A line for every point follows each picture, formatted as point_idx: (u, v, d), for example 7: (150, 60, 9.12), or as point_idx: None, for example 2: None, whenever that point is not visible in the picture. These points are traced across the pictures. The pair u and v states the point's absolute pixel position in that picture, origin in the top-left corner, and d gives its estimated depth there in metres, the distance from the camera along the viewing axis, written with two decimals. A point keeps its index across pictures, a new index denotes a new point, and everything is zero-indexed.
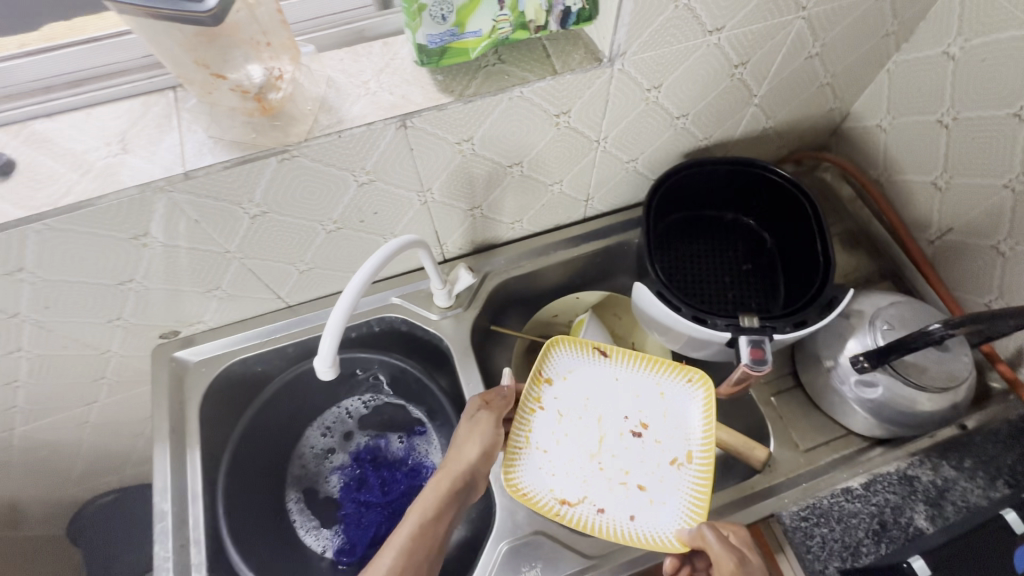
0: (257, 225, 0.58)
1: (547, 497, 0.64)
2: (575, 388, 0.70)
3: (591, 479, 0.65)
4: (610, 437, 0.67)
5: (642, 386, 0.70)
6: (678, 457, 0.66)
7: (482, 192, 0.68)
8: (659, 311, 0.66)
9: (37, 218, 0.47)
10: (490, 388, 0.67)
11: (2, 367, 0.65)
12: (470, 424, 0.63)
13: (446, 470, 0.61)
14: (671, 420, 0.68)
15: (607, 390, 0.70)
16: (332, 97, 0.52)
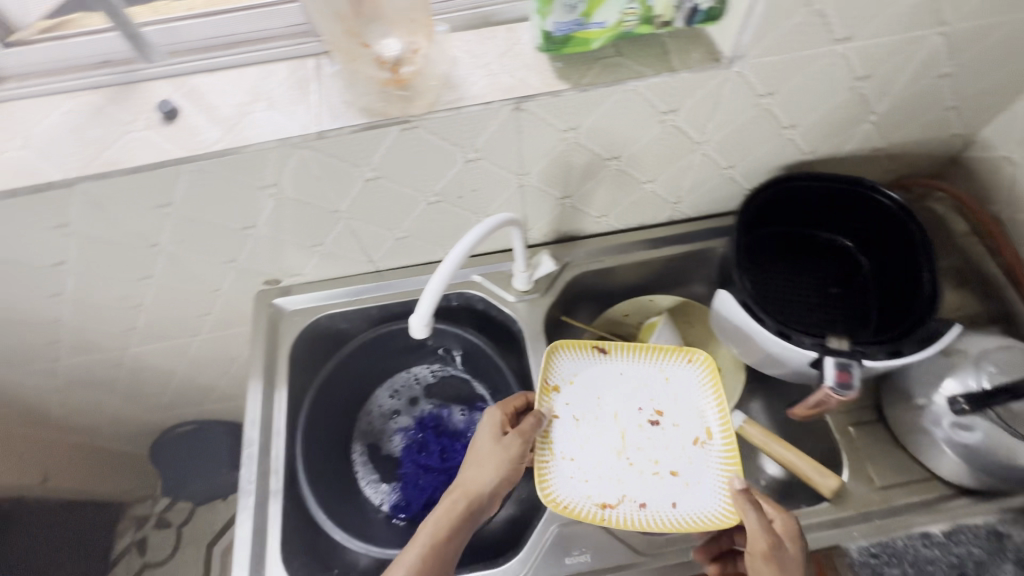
0: (369, 189, 0.62)
1: (586, 504, 0.63)
2: (586, 392, 0.70)
3: (625, 476, 0.65)
4: (631, 436, 0.67)
5: (646, 376, 0.71)
6: (699, 437, 0.67)
7: (576, 182, 0.69)
8: (742, 322, 0.65)
9: (192, 159, 0.53)
10: (509, 403, 0.68)
11: (132, 291, 0.73)
12: (495, 445, 0.64)
13: (468, 490, 0.62)
14: (681, 407, 0.69)
15: (612, 390, 0.71)
16: (456, 75, 0.55)
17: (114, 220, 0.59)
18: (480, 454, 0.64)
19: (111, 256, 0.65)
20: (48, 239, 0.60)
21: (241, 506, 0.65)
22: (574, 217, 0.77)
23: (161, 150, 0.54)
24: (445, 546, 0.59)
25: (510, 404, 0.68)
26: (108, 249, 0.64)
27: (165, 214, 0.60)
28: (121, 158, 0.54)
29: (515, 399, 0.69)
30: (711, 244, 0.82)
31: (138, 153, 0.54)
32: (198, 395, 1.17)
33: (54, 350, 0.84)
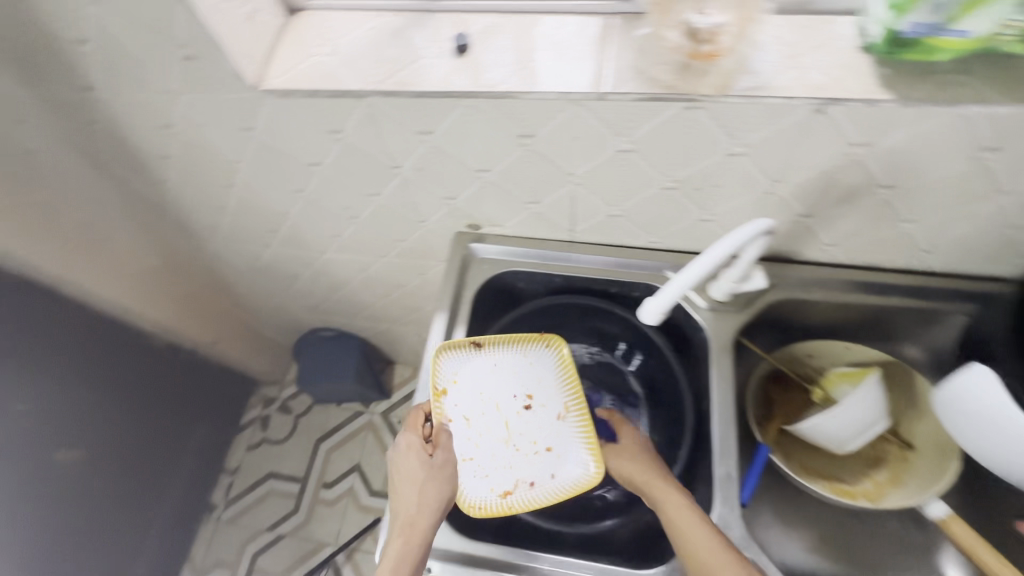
0: (615, 160, 0.60)
1: (490, 500, 0.68)
2: (463, 384, 0.73)
3: (513, 462, 0.71)
4: (480, 404, 0.73)
5: (513, 363, 0.74)
6: (551, 408, 0.73)
7: (827, 203, 0.63)
8: (987, 412, 0.56)
9: (472, 95, 0.55)
10: (416, 425, 0.69)
11: (356, 203, 0.79)
12: (428, 471, 0.65)
13: (413, 524, 0.62)
14: (528, 384, 0.74)
15: (476, 368, 0.73)
16: (759, 61, 0.51)
17: (377, 138, 0.64)
18: (408, 481, 0.65)
19: (356, 169, 0.70)
20: (318, 142, 0.66)
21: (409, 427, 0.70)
22: (802, 239, 0.70)
23: (447, 80, 0.56)
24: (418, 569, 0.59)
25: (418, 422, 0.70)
26: (357, 163, 0.69)
27: (422, 142, 0.63)
28: (411, 81, 0.56)
29: (416, 415, 0.70)
30: (949, 306, 0.72)
31: (426, 80, 0.56)
32: (352, 308, 1.28)
33: (269, 237, 0.94)
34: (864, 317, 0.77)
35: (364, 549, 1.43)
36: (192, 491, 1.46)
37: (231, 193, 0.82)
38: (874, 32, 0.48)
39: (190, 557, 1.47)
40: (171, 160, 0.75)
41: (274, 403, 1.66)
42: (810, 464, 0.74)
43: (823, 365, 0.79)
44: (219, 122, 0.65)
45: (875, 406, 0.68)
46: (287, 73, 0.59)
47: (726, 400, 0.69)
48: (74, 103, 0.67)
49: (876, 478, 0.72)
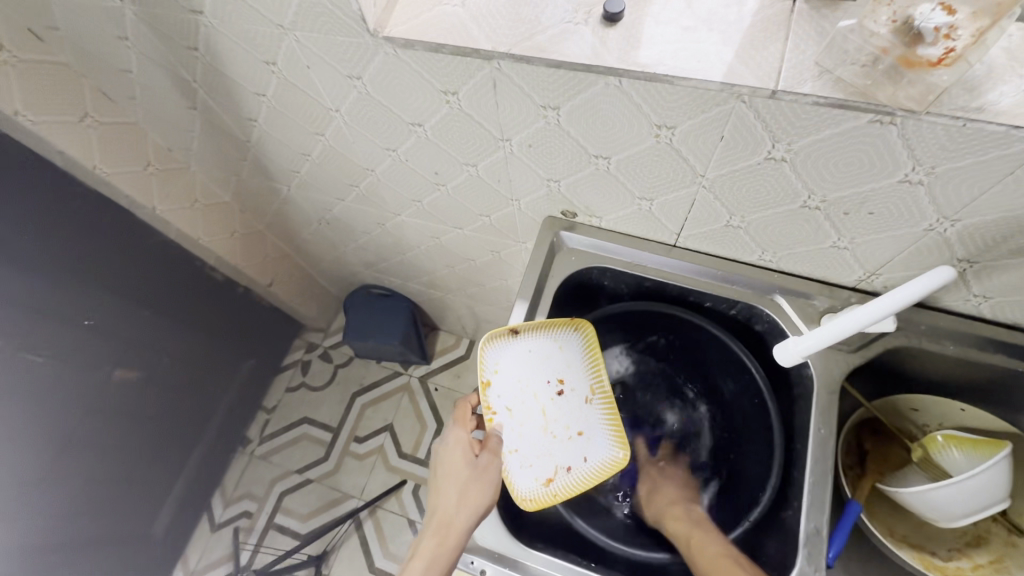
0: (761, 167, 0.53)
1: (536, 490, 0.66)
2: (505, 372, 0.69)
3: (552, 449, 0.68)
4: (526, 393, 0.69)
5: (546, 348, 0.71)
6: (578, 391, 0.71)
7: (999, 253, 0.53)
8: None
9: (619, 73, 0.48)
10: (459, 421, 0.67)
11: (448, 171, 0.74)
12: (471, 470, 0.62)
13: (448, 524, 0.59)
14: (565, 372, 0.71)
15: (518, 356, 0.69)
16: (977, 76, 0.42)
17: (493, 106, 0.58)
18: (450, 478, 0.62)
19: (459, 136, 0.65)
20: (428, 101, 0.61)
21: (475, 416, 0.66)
22: (945, 286, 0.61)
23: (590, 52, 0.49)
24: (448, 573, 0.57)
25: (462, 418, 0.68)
26: (462, 129, 0.63)
27: (541, 116, 0.57)
28: (548, 47, 0.50)
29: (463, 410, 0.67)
30: None
31: (566, 48, 0.49)
32: (410, 271, 1.25)
33: (347, 191, 0.91)
34: (990, 381, 0.68)
35: (386, 508, 1.45)
36: (231, 423, 1.49)
37: (319, 141, 0.78)
38: None
39: (223, 485, 1.52)
40: (266, 99, 0.72)
41: (317, 350, 1.67)
42: (898, 530, 0.68)
43: (928, 423, 0.71)
44: (325, 66, 0.60)
45: (997, 486, 0.60)
46: (410, 22, 0.53)
47: (824, 448, 0.62)
48: (178, 26, 0.63)
49: (973, 558, 0.66)
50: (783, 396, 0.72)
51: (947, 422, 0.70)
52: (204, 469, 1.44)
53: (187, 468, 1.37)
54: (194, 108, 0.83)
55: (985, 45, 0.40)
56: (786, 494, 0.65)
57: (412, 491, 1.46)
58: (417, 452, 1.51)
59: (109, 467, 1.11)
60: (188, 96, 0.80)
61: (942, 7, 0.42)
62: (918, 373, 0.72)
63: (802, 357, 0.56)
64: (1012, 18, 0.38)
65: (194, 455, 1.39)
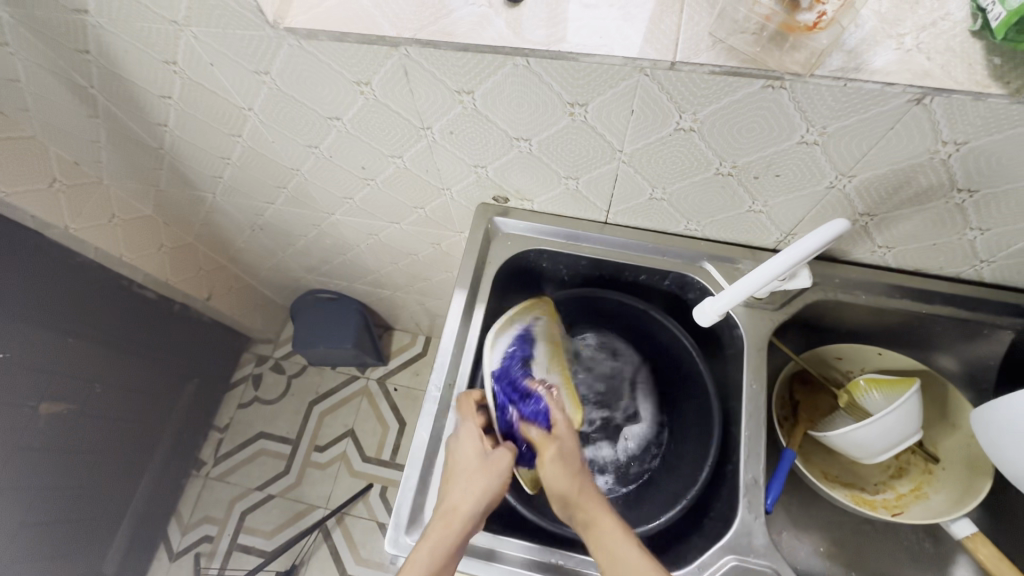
0: (673, 138, 0.55)
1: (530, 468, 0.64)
2: (497, 374, 0.63)
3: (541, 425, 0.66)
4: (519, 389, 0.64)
5: (522, 333, 0.67)
6: (547, 369, 0.68)
7: (894, 204, 0.57)
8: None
9: (525, 53, 0.48)
10: (467, 417, 0.62)
11: (375, 165, 0.72)
12: (482, 464, 0.59)
13: (456, 510, 0.56)
14: (540, 358, 0.67)
15: (511, 356, 0.64)
16: (853, 39, 0.45)
17: (408, 94, 0.57)
18: (464, 467, 0.58)
19: (381, 128, 0.64)
20: (342, 94, 0.59)
21: (424, 409, 0.66)
22: (852, 239, 0.65)
23: (496, 33, 0.49)
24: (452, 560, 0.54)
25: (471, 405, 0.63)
26: (382, 120, 0.62)
27: (457, 102, 0.57)
28: (455, 31, 0.49)
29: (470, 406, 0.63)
30: (1000, 320, 0.68)
31: (471, 30, 0.49)
32: (355, 272, 1.22)
33: (276, 194, 0.88)
34: (900, 325, 0.74)
35: (353, 514, 1.42)
36: (181, 447, 1.43)
37: (237, 143, 0.75)
38: (995, 12, 0.42)
39: (178, 511, 1.46)
40: (172, 101, 0.68)
41: (267, 362, 1.62)
42: (830, 471, 0.73)
43: (852, 368, 0.76)
44: (229, 62, 0.58)
45: (908, 421, 0.65)
46: (311, 11, 0.52)
47: (757, 404, 0.66)
48: (62, 26, 0.59)
49: (897, 488, 0.72)
50: (719, 360, 0.75)
51: (869, 366, 0.75)
52: (156, 498, 1.37)
53: (136, 499, 1.31)
54: (97, 116, 0.78)
55: (853, 10, 0.43)
56: (728, 451, 0.68)
57: (380, 494, 1.44)
58: (381, 454, 1.49)
59: (45, 507, 1.04)
60: (88, 104, 0.75)
61: None
62: (840, 324, 0.77)
63: (722, 313, 0.59)
64: None
65: (143, 484, 1.32)
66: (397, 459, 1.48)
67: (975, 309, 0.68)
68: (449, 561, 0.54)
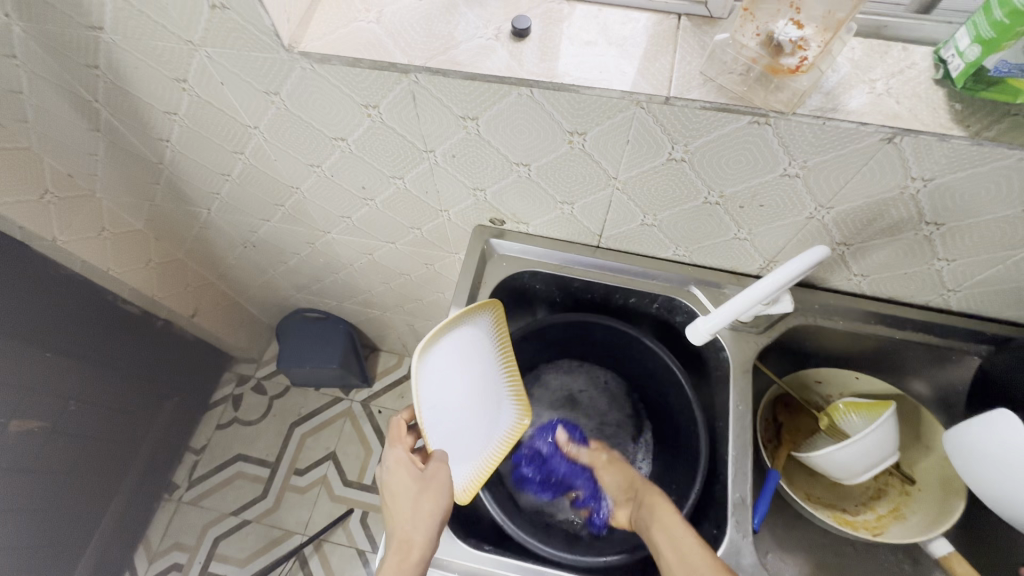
0: (665, 167, 0.58)
1: (468, 484, 0.64)
2: (427, 387, 0.59)
3: (474, 442, 0.65)
4: (452, 393, 0.62)
5: (464, 340, 0.64)
6: (486, 375, 0.67)
7: (868, 234, 0.61)
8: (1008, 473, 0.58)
9: (530, 84, 0.52)
10: (394, 449, 0.63)
11: (376, 185, 0.74)
12: (417, 486, 0.59)
13: (409, 540, 0.56)
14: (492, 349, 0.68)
15: (442, 355, 0.61)
16: (831, 82, 0.50)
17: (414, 118, 0.59)
18: (408, 498, 0.58)
19: (384, 150, 0.66)
20: (348, 116, 0.61)
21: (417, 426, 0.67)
22: (831, 266, 0.69)
23: (503, 67, 0.52)
24: None
25: (404, 438, 0.64)
26: (386, 141, 0.64)
27: (461, 127, 0.59)
28: (462, 61, 0.53)
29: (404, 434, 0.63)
30: (966, 346, 0.72)
31: (478, 62, 0.53)
32: (345, 291, 1.22)
33: (272, 211, 0.89)
34: (876, 350, 0.77)
35: (332, 540, 1.38)
36: (154, 469, 1.38)
37: (239, 160, 0.76)
38: (954, 63, 0.47)
39: (147, 538, 1.39)
40: (178, 117, 0.69)
41: (249, 382, 1.59)
42: (813, 492, 0.75)
43: (831, 392, 0.79)
44: (239, 82, 0.60)
45: (887, 442, 0.67)
46: (325, 37, 0.54)
47: (743, 423, 0.68)
48: (75, 41, 0.60)
49: (876, 509, 0.73)
50: (706, 382, 0.77)
51: (847, 390, 0.78)
52: (125, 523, 1.31)
53: (104, 524, 1.25)
54: (97, 129, 0.78)
55: (831, 54, 0.47)
56: (715, 471, 0.70)
57: (360, 519, 1.41)
58: (363, 478, 1.46)
59: (9, 532, 0.99)
60: (89, 118, 0.76)
61: (793, 23, 0.48)
62: (820, 349, 0.80)
63: (712, 334, 0.61)
64: (849, 30, 0.45)
65: (113, 507, 1.27)
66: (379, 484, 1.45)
67: (944, 335, 0.72)
68: None
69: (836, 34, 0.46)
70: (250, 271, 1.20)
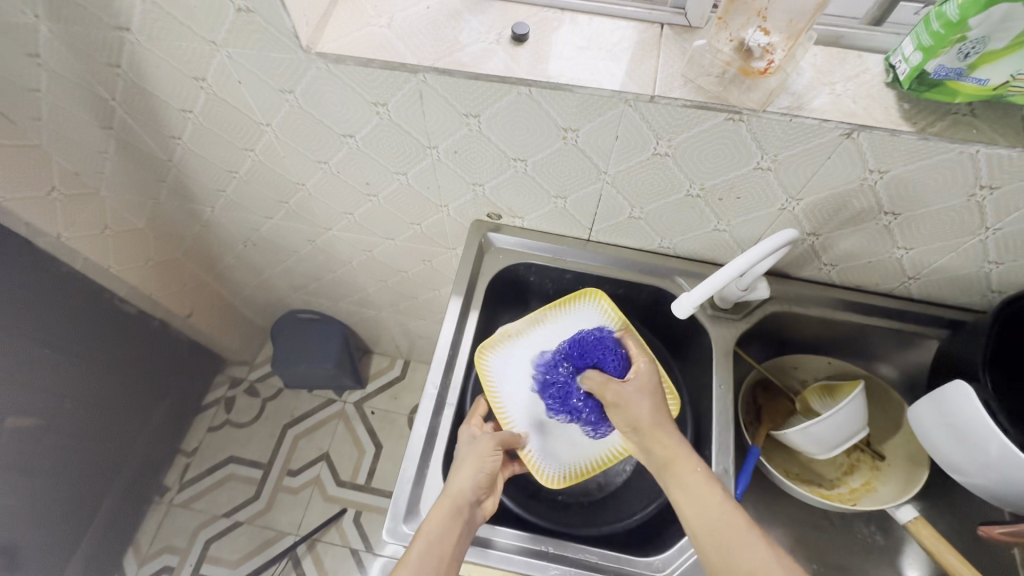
0: (651, 161, 0.64)
1: (561, 469, 0.70)
2: (503, 378, 0.74)
3: (566, 429, 0.72)
4: (532, 387, 0.74)
5: (549, 337, 0.76)
6: None
7: (834, 224, 0.67)
8: (964, 440, 0.64)
9: (530, 84, 0.57)
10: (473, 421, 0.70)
11: (379, 181, 0.79)
12: (471, 451, 0.65)
13: (455, 495, 0.60)
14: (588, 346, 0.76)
15: (520, 352, 0.76)
16: (796, 84, 0.56)
17: (420, 115, 0.64)
18: (475, 463, 0.63)
19: (390, 146, 0.71)
20: (358, 113, 0.66)
21: (421, 405, 0.70)
22: (802, 256, 0.75)
23: (504, 68, 0.58)
24: (447, 547, 0.56)
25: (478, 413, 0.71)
26: (392, 138, 0.69)
27: (464, 124, 0.64)
28: (467, 62, 0.58)
29: (480, 407, 0.72)
30: (926, 331, 0.78)
31: (482, 64, 0.58)
32: (341, 291, 1.26)
33: (276, 208, 0.92)
34: (846, 336, 0.83)
35: (325, 540, 1.39)
36: (144, 471, 1.37)
37: (248, 157, 0.80)
38: (901, 67, 0.53)
39: (136, 541, 1.38)
40: (192, 115, 0.73)
41: (241, 385, 1.60)
42: (791, 469, 0.80)
43: (806, 376, 0.84)
44: (256, 81, 0.64)
45: (858, 417, 0.73)
46: (339, 39, 0.59)
47: (725, 402, 0.73)
48: (100, 41, 0.64)
49: (849, 483, 0.78)
50: (690, 367, 0.82)
51: (821, 373, 0.84)
52: (115, 524, 1.31)
53: (94, 525, 1.24)
54: (110, 127, 0.81)
55: (795, 58, 0.53)
56: (700, 448, 0.74)
57: (353, 519, 1.42)
58: (356, 478, 1.47)
59: None
60: (103, 116, 0.79)
61: (761, 30, 0.54)
62: (795, 336, 0.86)
63: (694, 308, 0.64)
64: (810, 37, 0.52)
65: (103, 508, 1.26)
66: (372, 483, 1.46)
67: (906, 320, 0.78)
68: (448, 542, 0.57)
69: (798, 41, 0.52)
70: (248, 271, 1.23)
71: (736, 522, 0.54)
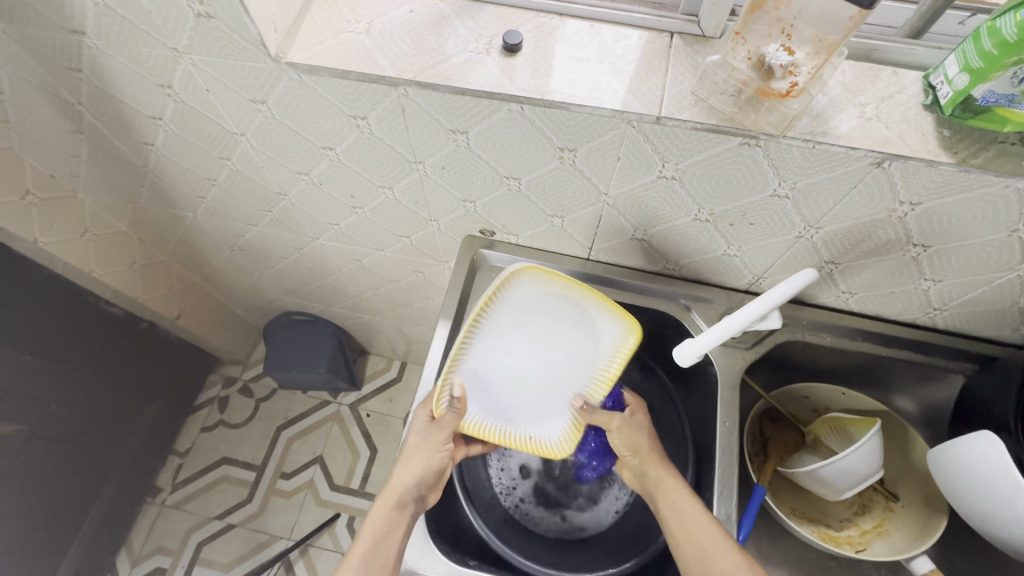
0: (656, 184, 0.58)
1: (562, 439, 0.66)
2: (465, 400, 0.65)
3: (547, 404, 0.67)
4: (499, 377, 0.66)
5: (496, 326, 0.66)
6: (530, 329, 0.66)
7: (856, 254, 0.61)
8: (988, 493, 0.59)
9: (522, 100, 0.51)
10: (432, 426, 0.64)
11: (364, 194, 0.73)
12: (420, 444, 0.64)
13: (394, 490, 0.61)
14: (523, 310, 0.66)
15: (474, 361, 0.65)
16: (821, 104, 0.50)
17: (403, 129, 0.58)
18: (422, 458, 0.63)
19: (374, 160, 0.65)
20: (337, 126, 0.61)
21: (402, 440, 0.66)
22: (817, 284, 0.69)
23: (493, 83, 0.52)
24: (385, 548, 0.58)
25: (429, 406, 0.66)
26: (374, 152, 0.64)
27: (451, 140, 0.58)
28: (453, 75, 0.52)
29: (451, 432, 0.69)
30: (950, 365, 0.73)
31: (469, 77, 0.52)
32: (333, 295, 1.21)
33: (259, 216, 0.88)
34: (863, 366, 0.78)
35: (318, 545, 1.37)
36: (136, 472, 1.36)
37: (225, 166, 0.75)
38: (943, 89, 0.47)
39: (130, 541, 1.37)
40: (163, 122, 0.68)
41: (235, 384, 1.57)
42: (799, 507, 0.75)
43: (818, 407, 0.79)
44: (225, 89, 0.59)
45: (876, 458, 0.68)
46: (314, 47, 0.53)
47: (730, 440, 0.68)
48: (58, 45, 0.59)
49: (860, 524, 0.74)
50: (694, 396, 0.77)
51: (835, 405, 0.78)
52: (106, 526, 1.29)
53: (85, 527, 1.23)
54: (79, 130, 0.76)
55: (821, 79, 0.47)
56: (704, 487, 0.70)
57: (347, 524, 1.40)
58: (350, 482, 1.45)
59: None
60: (71, 118, 0.74)
61: (784, 47, 0.48)
62: (808, 363, 0.80)
63: (700, 356, 0.58)
64: (841, 55, 0.45)
65: (94, 511, 1.24)
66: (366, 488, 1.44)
67: (929, 353, 0.73)
68: (388, 544, 0.58)
69: (828, 58, 0.46)
70: (237, 274, 1.19)
71: (696, 521, 0.59)
